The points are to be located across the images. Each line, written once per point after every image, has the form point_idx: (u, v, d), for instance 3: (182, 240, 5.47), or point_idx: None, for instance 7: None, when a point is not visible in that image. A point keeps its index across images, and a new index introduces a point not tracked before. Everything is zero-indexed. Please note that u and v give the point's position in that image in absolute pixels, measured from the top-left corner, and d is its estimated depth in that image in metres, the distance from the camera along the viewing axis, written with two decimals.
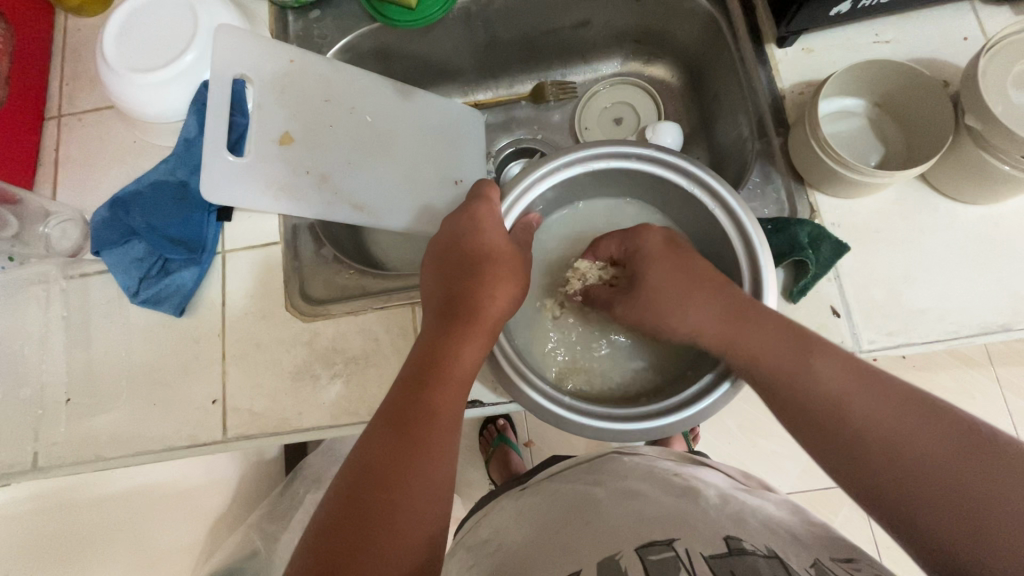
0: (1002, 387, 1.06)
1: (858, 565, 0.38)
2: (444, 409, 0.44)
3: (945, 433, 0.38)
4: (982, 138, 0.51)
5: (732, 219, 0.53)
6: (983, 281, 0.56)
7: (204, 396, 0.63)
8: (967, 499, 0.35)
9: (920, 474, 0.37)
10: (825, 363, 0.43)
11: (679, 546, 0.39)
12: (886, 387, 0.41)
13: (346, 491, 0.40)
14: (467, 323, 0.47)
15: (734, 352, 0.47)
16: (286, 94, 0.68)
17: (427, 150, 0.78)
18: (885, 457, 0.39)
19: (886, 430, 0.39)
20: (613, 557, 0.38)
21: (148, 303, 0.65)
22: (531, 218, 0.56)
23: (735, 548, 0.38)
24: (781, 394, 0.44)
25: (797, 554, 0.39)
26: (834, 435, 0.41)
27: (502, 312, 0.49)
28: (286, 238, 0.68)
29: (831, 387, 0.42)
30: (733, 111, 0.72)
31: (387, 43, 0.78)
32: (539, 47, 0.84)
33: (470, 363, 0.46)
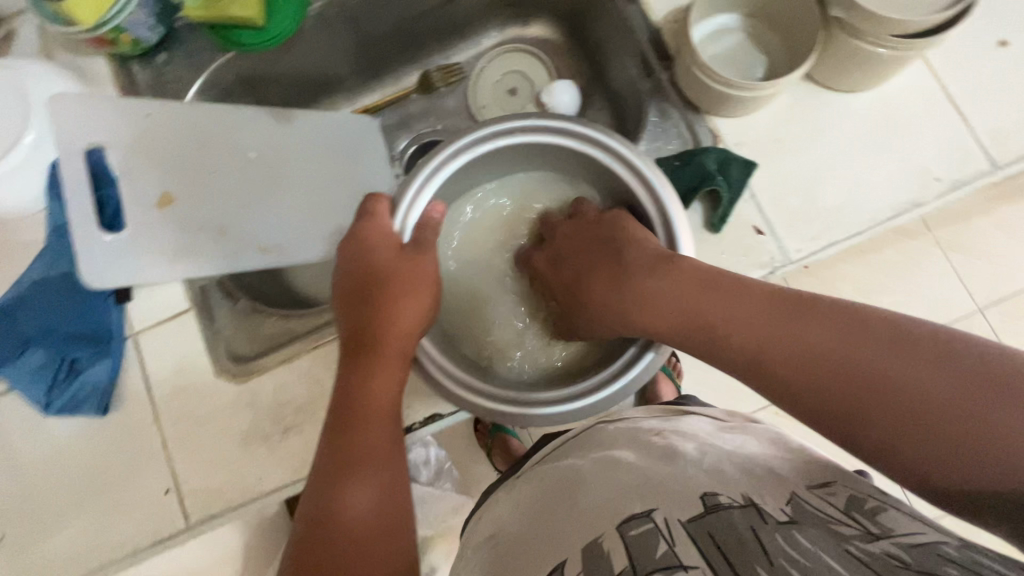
0: (947, 254, 1.07)
1: (832, 489, 0.39)
2: (373, 456, 0.43)
3: (963, 379, 0.34)
4: (851, 27, 0.51)
5: (631, 171, 0.50)
6: (886, 163, 0.57)
7: (154, 488, 0.59)
8: (999, 448, 0.32)
9: (936, 423, 0.34)
10: (818, 334, 0.39)
11: (657, 517, 0.38)
12: (887, 340, 0.37)
13: (300, 546, 0.41)
14: (376, 357, 0.46)
15: (719, 336, 0.44)
16: (149, 154, 0.63)
17: (323, 170, 0.74)
18: (907, 418, 0.35)
19: (898, 387, 0.36)
20: (596, 540, 0.38)
21: (65, 410, 0.60)
22: (433, 207, 0.49)
23: (711, 505, 0.38)
24: (780, 372, 0.41)
25: (773, 492, 0.39)
26: (851, 404, 0.37)
27: (414, 336, 0.47)
28: (196, 301, 0.63)
29: (830, 357, 0.38)
30: (619, 55, 0.70)
31: (249, 70, 0.72)
32: (411, 34, 0.79)
33: (389, 399, 0.45)
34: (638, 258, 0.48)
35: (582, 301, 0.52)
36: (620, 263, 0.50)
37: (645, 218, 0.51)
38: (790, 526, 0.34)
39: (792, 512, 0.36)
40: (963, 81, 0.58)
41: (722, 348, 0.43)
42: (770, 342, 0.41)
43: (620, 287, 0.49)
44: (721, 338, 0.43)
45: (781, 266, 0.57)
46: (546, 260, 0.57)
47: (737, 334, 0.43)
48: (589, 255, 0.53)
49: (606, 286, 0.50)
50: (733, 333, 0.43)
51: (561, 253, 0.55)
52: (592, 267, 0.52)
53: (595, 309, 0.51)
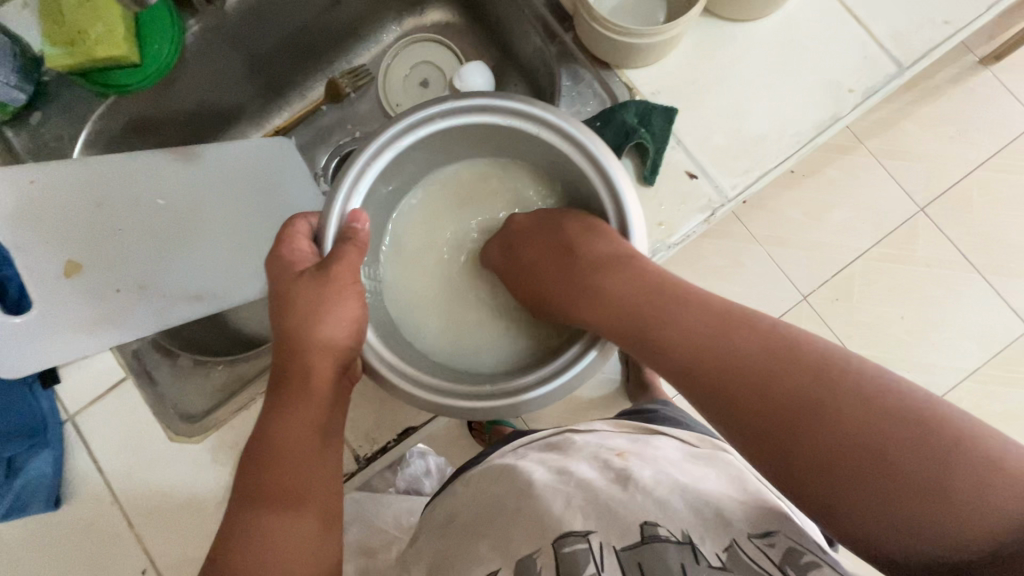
0: (878, 158, 1.09)
1: (774, 539, 0.38)
2: (281, 499, 0.40)
3: (925, 442, 0.33)
4: None
5: (564, 137, 0.47)
6: (800, 83, 0.57)
7: (132, 569, 0.56)
8: (926, 510, 0.32)
9: (878, 467, 0.33)
10: (785, 363, 0.38)
11: (593, 538, 0.40)
12: (856, 388, 0.35)
13: None
14: (290, 391, 0.42)
15: (665, 353, 0.42)
16: (43, 222, 0.58)
17: (243, 204, 0.70)
18: (850, 455, 0.34)
19: (855, 429, 0.34)
20: (530, 556, 0.40)
21: (13, 513, 0.56)
22: (356, 218, 0.44)
23: (648, 536, 0.39)
24: (729, 396, 0.39)
25: (715, 534, 0.39)
26: (796, 426, 0.36)
27: (331, 368, 0.42)
28: (133, 368, 0.59)
29: (792, 385, 0.37)
30: (520, 26, 0.67)
31: (138, 112, 0.67)
32: (305, 43, 0.75)
33: (306, 437, 0.41)
34: (589, 267, 0.47)
35: (539, 293, 0.51)
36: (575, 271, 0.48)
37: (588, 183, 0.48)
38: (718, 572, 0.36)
39: (728, 559, 0.37)
40: None
41: (665, 364, 0.42)
42: (724, 363, 0.39)
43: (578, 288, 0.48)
44: (667, 358, 0.42)
45: (720, 207, 0.56)
46: (500, 250, 0.54)
47: (686, 356, 0.41)
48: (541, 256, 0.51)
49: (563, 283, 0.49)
50: (679, 352, 0.41)
51: (514, 244, 0.53)
52: (539, 273, 0.51)
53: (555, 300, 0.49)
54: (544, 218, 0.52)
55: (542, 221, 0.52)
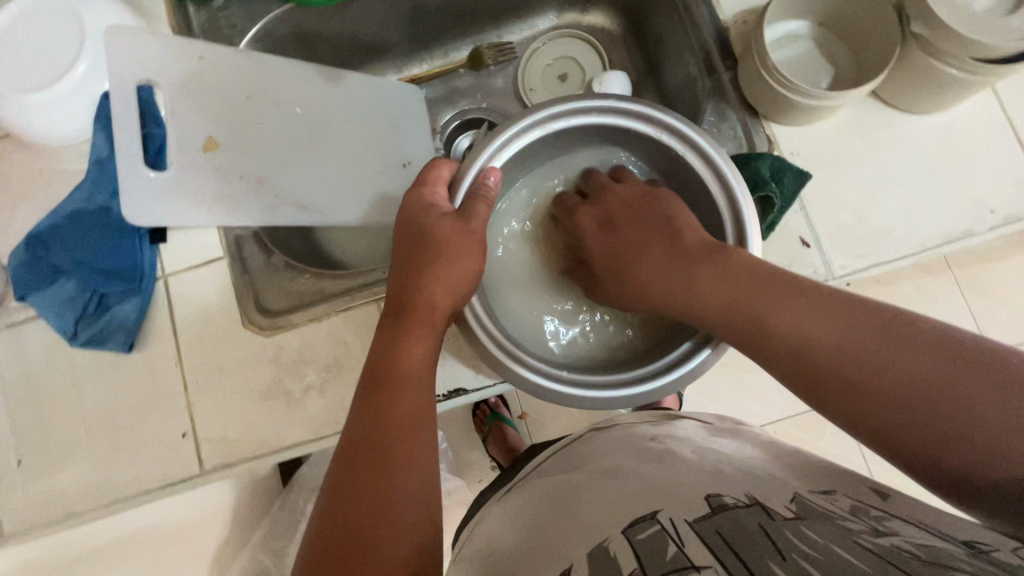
0: (962, 288, 1.07)
1: (837, 496, 0.37)
2: (400, 417, 0.42)
3: (943, 361, 0.34)
4: (929, 46, 0.50)
5: (706, 164, 0.48)
6: (941, 189, 0.56)
7: (171, 431, 0.59)
8: (963, 424, 0.32)
9: (912, 392, 0.34)
10: (799, 306, 0.39)
11: (662, 516, 0.36)
12: (866, 322, 0.37)
13: (324, 519, 0.38)
14: (411, 322, 0.45)
15: (704, 296, 0.43)
16: (199, 98, 0.62)
17: (366, 135, 0.73)
18: (883, 391, 0.35)
19: (876, 362, 0.36)
20: (601, 544, 0.36)
21: (91, 344, 0.60)
22: (489, 174, 0.47)
23: (716, 506, 0.37)
24: (756, 339, 0.41)
25: (777, 493, 0.38)
26: (822, 368, 0.38)
27: (452, 306, 0.45)
28: (231, 251, 0.63)
29: (807, 324, 0.39)
30: (678, 51, 0.68)
31: (305, 25, 0.72)
32: (468, 7, 0.78)
33: (420, 363, 0.44)
34: (650, 225, 0.49)
35: (613, 252, 0.50)
36: (637, 218, 0.50)
37: (716, 218, 0.49)
38: (796, 522, 0.33)
39: (799, 511, 0.35)
40: None
41: (702, 308, 0.44)
42: (756, 302, 0.41)
43: (631, 239, 0.49)
44: (708, 298, 0.43)
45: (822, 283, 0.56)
46: (596, 219, 0.52)
47: (722, 289, 0.43)
48: (627, 218, 0.51)
49: (624, 237, 0.50)
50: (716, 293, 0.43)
51: (614, 216, 0.51)
52: (608, 248, 0.51)
53: (618, 250, 0.50)
54: (638, 198, 0.51)
55: (642, 198, 0.51)
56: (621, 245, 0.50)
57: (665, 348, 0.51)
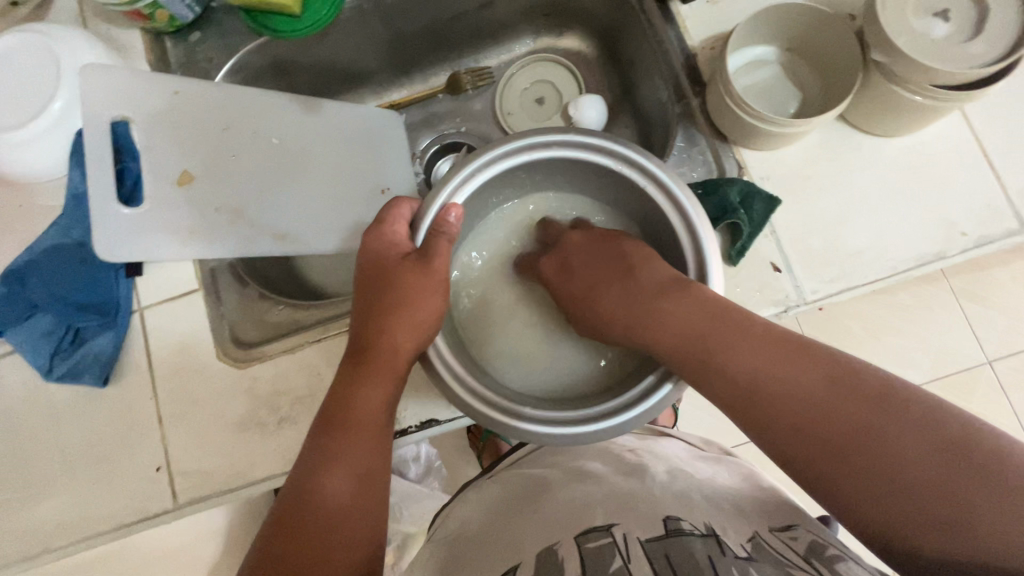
0: (957, 296, 1.06)
1: (796, 533, 0.39)
2: (356, 463, 0.43)
3: (943, 453, 0.35)
4: (890, 72, 0.50)
5: (667, 195, 0.48)
6: (912, 210, 0.56)
7: (146, 464, 0.59)
8: (949, 515, 0.34)
9: (906, 482, 0.35)
10: (806, 377, 0.40)
11: (616, 532, 0.39)
12: (876, 409, 0.37)
13: (268, 541, 0.41)
14: (372, 367, 0.46)
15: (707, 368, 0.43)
16: (173, 131, 0.63)
17: (343, 164, 0.74)
18: (879, 477, 0.36)
19: (881, 451, 0.36)
20: (551, 548, 0.39)
21: (67, 378, 0.60)
22: (450, 210, 0.47)
23: (672, 529, 0.38)
24: (754, 412, 0.41)
25: (737, 529, 0.39)
26: (825, 447, 0.38)
27: (413, 347, 0.45)
28: (206, 284, 0.63)
29: (810, 401, 0.39)
30: (650, 75, 0.69)
31: (281, 56, 0.72)
32: (444, 34, 0.79)
33: (379, 408, 0.45)
34: (613, 266, 0.51)
35: (572, 288, 0.53)
36: (603, 257, 0.52)
37: (679, 251, 0.49)
38: (747, 561, 0.34)
39: (752, 548, 0.36)
40: (997, 134, 0.57)
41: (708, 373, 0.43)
42: (763, 374, 0.41)
43: (610, 282, 0.50)
44: (717, 368, 0.43)
45: (795, 306, 0.56)
46: (556, 261, 0.54)
47: (728, 362, 0.42)
48: (585, 257, 0.53)
49: (594, 280, 0.52)
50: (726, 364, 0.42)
51: (572, 257, 0.53)
52: (606, 280, 0.51)
53: (583, 289, 0.52)
54: (600, 239, 0.53)
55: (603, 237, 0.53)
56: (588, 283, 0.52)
57: (631, 380, 0.50)
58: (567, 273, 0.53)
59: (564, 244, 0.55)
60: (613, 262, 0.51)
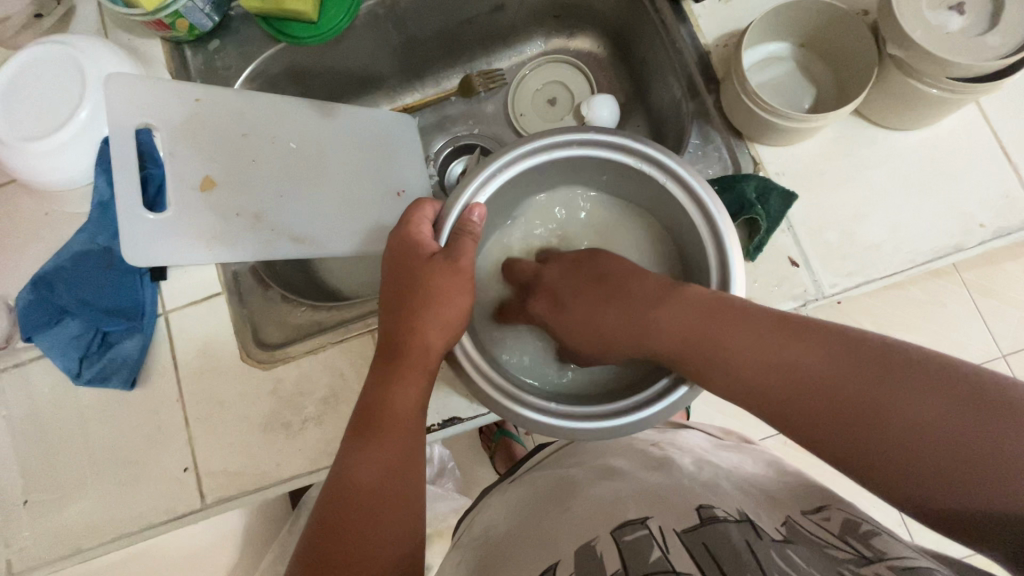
0: (970, 289, 1.05)
1: (827, 513, 0.40)
2: (390, 461, 0.44)
3: (955, 399, 0.35)
4: (905, 66, 0.51)
5: (686, 191, 0.48)
6: (929, 203, 0.56)
7: (174, 466, 0.60)
8: (980, 462, 0.33)
9: (928, 437, 0.35)
10: (808, 350, 0.40)
11: (651, 524, 0.40)
12: (879, 367, 0.37)
13: (314, 549, 0.42)
14: (403, 366, 0.46)
15: (714, 355, 0.43)
16: (195, 138, 0.64)
17: (360, 167, 0.75)
18: (901, 439, 0.36)
19: (894, 411, 0.36)
20: (589, 543, 0.40)
21: (95, 382, 0.61)
22: (473, 210, 0.47)
23: (706, 517, 0.39)
24: (766, 391, 0.41)
25: (769, 515, 0.40)
26: (839, 419, 0.38)
27: (443, 346, 0.46)
28: (229, 286, 0.64)
29: (816, 372, 0.39)
30: (662, 73, 0.69)
31: (297, 63, 0.74)
32: (457, 38, 0.80)
33: (411, 406, 0.46)
34: (602, 291, 0.52)
35: (567, 328, 0.52)
36: (587, 287, 0.53)
37: (699, 246, 0.49)
38: (784, 543, 0.35)
39: (787, 531, 0.37)
40: (1012, 126, 0.57)
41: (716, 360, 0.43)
42: (768, 356, 0.41)
43: (602, 307, 0.51)
44: (724, 356, 0.43)
45: (813, 300, 0.56)
46: (547, 302, 0.54)
47: (734, 344, 0.42)
48: (574, 288, 0.53)
49: (586, 312, 0.52)
50: (732, 347, 0.42)
51: (563, 293, 0.54)
52: (598, 307, 0.51)
53: (577, 324, 0.52)
54: (571, 267, 0.55)
55: (574, 268, 0.55)
56: (581, 319, 0.52)
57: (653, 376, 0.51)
58: (560, 313, 0.53)
59: (543, 278, 0.55)
60: (600, 289, 0.52)
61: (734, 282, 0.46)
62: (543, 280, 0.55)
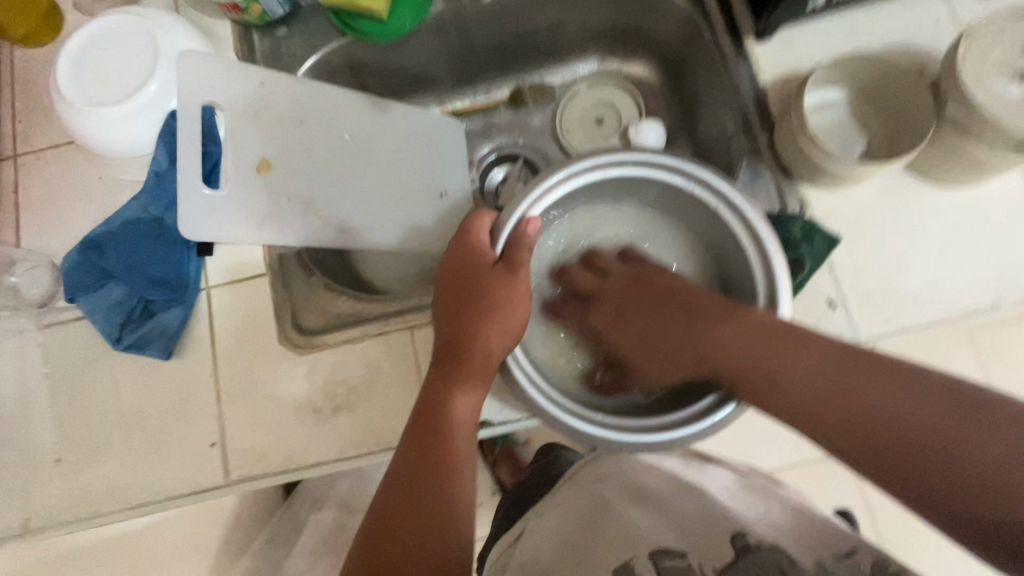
0: None
1: (856, 557, 0.40)
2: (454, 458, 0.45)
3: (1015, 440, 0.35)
4: (963, 126, 0.53)
5: (738, 216, 0.50)
6: (969, 260, 0.58)
7: (202, 439, 0.61)
8: None
9: (980, 473, 0.35)
10: (861, 382, 0.41)
11: (691, 559, 0.42)
12: (936, 404, 0.38)
13: (369, 547, 0.42)
14: (461, 369, 0.47)
15: (762, 382, 0.45)
16: (258, 121, 0.65)
17: (409, 165, 0.76)
18: (950, 473, 0.36)
19: (948, 445, 0.36)
20: (627, 563, 0.42)
21: (133, 348, 0.62)
22: (530, 223, 0.49)
23: (740, 549, 0.42)
24: (813, 417, 0.42)
25: (803, 554, 0.42)
26: (885, 448, 0.39)
27: (502, 351, 0.48)
28: (273, 267, 0.65)
29: (867, 404, 0.40)
30: (716, 107, 0.71)
31: (359, 56, 0.75)
32: (514, 49, 0.82)
33: (471, 411, 0.47)
34: (665, 302, 0.54)
35: (627, 336, 0.55)
36: (653, 295, 0.55)
37: (749, 277, 0.50)
38: None
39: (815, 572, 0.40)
40: None
41: (766, 383, 0.44)
42: (818, 381, 0.42)
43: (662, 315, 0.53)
44: (778, 378, 0.44)
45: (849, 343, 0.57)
46: (608, 313, 0.57)
47: (787, 371, 0.44)
48: (635, 295, 0.56)
49: (645, 318, 0.54)
50: (782, 373, 0.44)
51: (623, 300, 0.56)
52: (658, 314, 0.54)
53: (636, 329, 0.55)
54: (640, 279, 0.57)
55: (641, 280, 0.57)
56: (642, 321, 0.55)
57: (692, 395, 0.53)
58: (620, 319, 0.56)
59: (610, 284, 0.58)
60: (663, 298, 0.54)
61: (781, 311, 0.48)
62: (604, 289, 0.58)
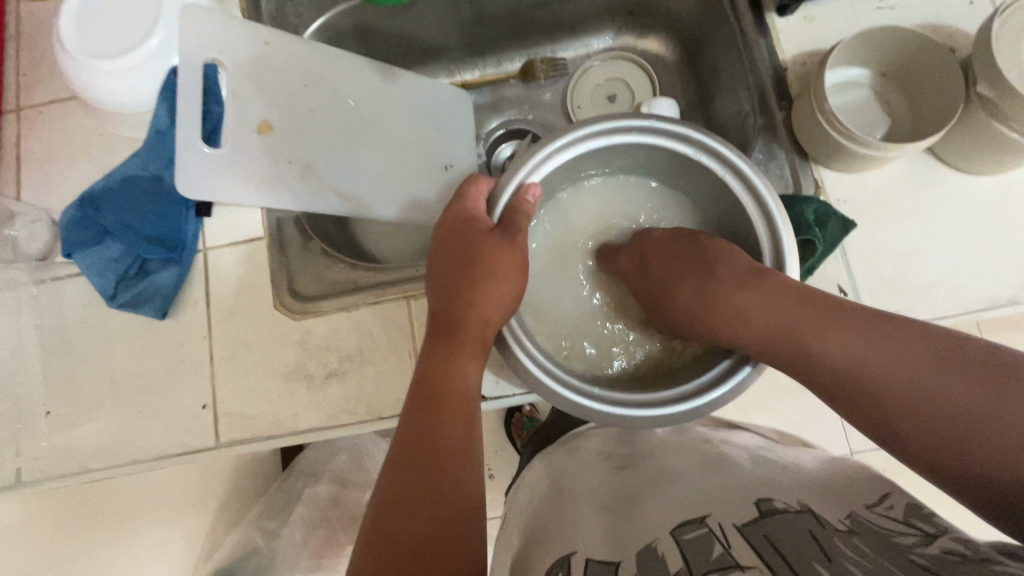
0: None
1: (891, 502, 0.37)
2: (456, 429, 0.43)
3: None
4: (994, 108, 0.50)
5: (746, 187, 0.48)
6: (989, 252, 0.55)
7: (193, 401, 0.60)
8: None
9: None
10: (906, 353, 0.37)
11: (710, 522, 0.39)
12: (990, 382, 0.35)
13: (377, 530, 0.39)
14: (457, 336, 0.46)
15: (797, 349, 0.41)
16: (261, 82, 0.64)
17: (415, 135, 0.75)
18: (994, 453, 0.33)
19: (996, 423, 0.34)
20: (650, 545, 0.39)
21: (127, 306, 0.61)
22: (529, 190, 0.48)
23: (766, 510, 0.39)
24: (850, 384, 0.39)
25: (832, 508, 0.38)
26: (925, 421, 0.36)
27: (500, 319, 0.46)
28: (271, 232, 0.65)
29: (909, 376, 0.37)
30: (733, 85, 0.68)
31: (368, 21, 0.73)
32: (527, 21, 0.80)
33: (469, 380, 0.45)
34: (688, 264, 0.49)
35: (651, 293, 0.52)
36: (678, 255, 0.51)
37: (756, 253, 0.48)
38: (848, 533, 0.34)
39: (851, 524, 0.35)
40: None
41: (801, 350, 0.41)
42: (859, 349, 0.39)
43: (686, 278, 0.49)
44: (814, 345, 0.40)
45: None
46: (633, 262, 0.54)
47: (822, 337, 0.40)
48: (659, 251, 0.52)
49: (669, 280, 0.50)
50: (820, 340, 0.40)
51: (649, 257, 0.52)
52: (680, 277, 0.49)
53: (659, 290, 0.51)
54: (677, 238, 0.52)
55: (677, 238, 0.52)
56: (664, 283, 0.51)
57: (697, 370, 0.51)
58: (643, 271, 0.53)
59: (644, 240, 0.54)
60: (687, 259, 0.50)
61: None
62: (642, 241, 0.54)
